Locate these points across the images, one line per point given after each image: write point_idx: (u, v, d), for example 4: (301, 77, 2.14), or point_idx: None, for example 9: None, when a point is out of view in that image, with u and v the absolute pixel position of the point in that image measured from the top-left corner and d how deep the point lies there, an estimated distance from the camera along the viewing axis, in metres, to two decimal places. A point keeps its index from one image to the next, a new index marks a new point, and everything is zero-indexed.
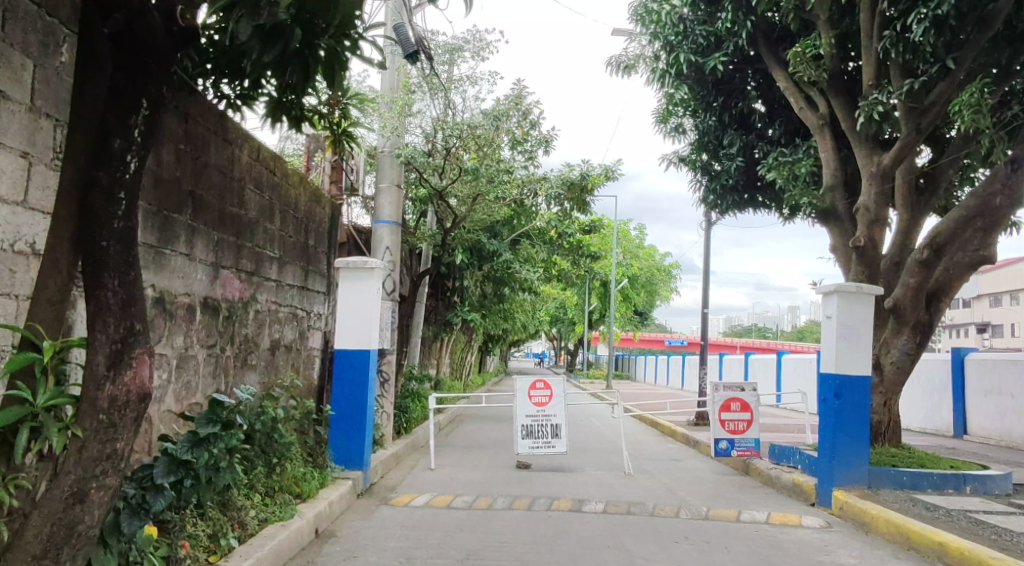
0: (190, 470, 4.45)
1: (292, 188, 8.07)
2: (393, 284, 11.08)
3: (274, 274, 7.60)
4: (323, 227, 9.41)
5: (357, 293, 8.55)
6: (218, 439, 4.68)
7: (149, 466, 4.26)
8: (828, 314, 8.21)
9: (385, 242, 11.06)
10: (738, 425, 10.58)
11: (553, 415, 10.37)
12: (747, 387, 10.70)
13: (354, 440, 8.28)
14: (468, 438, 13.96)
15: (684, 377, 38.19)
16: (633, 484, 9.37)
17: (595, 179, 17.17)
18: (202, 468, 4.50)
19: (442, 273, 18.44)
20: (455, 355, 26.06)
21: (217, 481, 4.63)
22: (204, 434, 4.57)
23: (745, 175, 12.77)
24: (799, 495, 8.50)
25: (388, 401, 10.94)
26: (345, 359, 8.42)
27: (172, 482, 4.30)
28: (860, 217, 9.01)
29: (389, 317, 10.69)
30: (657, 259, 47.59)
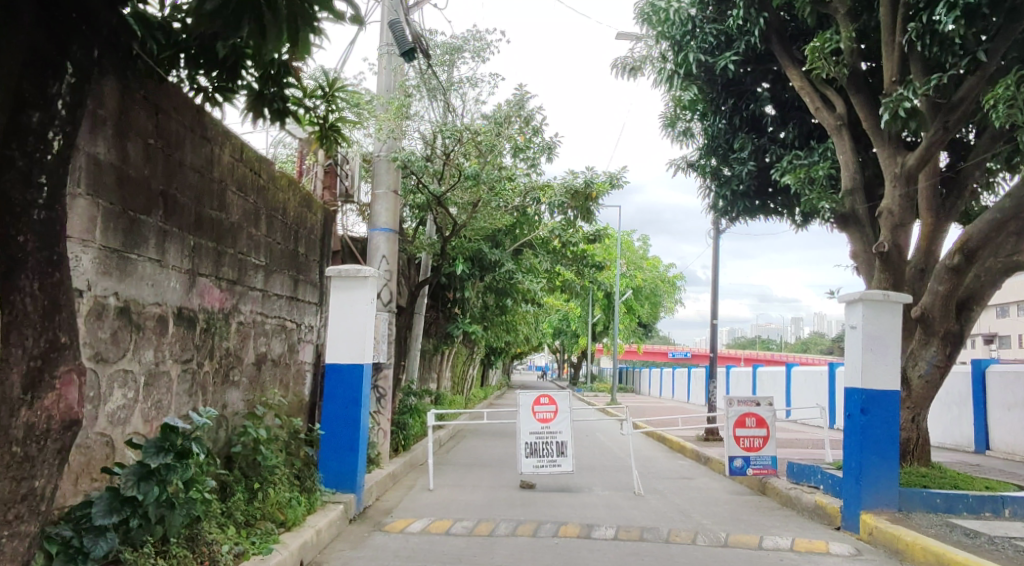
0: (137, 509, 4.01)
1: (279, 191, 7.60)
2: (390, 295, 10.61)
3: (260, 283, 7.12)
4: (315, 234, 8.95)
5: (349, 303, 8.04)
6: (172, 471, 4.13)
7: (90, 504, 3.94)
8: (853, 325, 7.69)
9: (381, 251, 10.58)
10: (753, 442, 10.08)
11: (558, 433, 9.81)
12: (763, 402, 10.16)
13: (346, 461, 7.75)
14: (470, 455, 13.44)
15: (689, 390, 37.59)
16: (644, 505, 8.83)
17: (600, 187, 16.74)
18: (152, 506, 4.01)
19: (443, 284, 17.99)
20: (457, 369, 25.57)
21: (173, 518, 4.15)
22: (153, 467, 4.05)
23: (756, 180, 12.33)
24: (823, 518, 7.94)
25: (385, 417, 10.43)
26: (337, 374, 7.90)
27: (116, 523, 3.92)
28: (883, 221, 8.51)
29: (386, 329, 10.20)
30: (661, 271, 47.12)
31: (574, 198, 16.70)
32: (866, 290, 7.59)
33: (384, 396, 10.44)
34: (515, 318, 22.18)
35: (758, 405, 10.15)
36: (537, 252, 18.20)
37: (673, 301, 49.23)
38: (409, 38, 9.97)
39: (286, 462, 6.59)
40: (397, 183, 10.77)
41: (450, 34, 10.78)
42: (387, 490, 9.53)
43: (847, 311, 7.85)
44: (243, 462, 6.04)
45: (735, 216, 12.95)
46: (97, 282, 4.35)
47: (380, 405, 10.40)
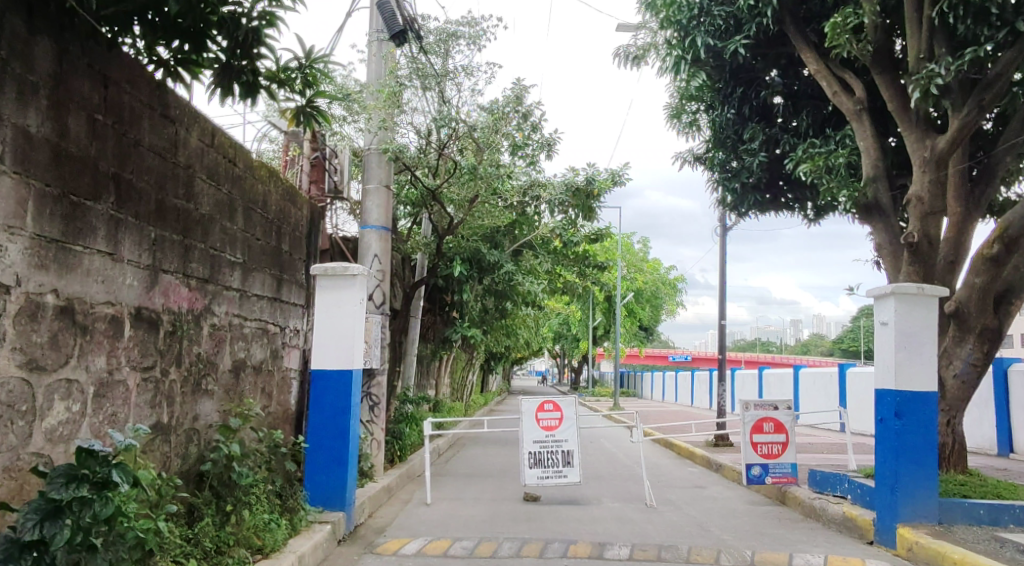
0: (42, 557, 3.31)
1: (258, 183, 7.00)
2: (383, 296, 10.00)
3: (236, 283, 6.51)
4: (300, 231, 8.35)
5: (336, 305, 7.41)
6: (85, 508, 3.40)
7: None
8: (883, 321, 7.06)
9: (373, 250, 9.96)
10: (772, 449, 9.41)
11: (564, 441, 9.17)
12: (781, 406, 9.54)
13: (334, 476, 7.12)
14: (470, 464, 12.82)
15: (693, 394, 37.00)
16: (657, 519, 8.20)
17: (602, 184, 16.17)
18: (60, 552, 3.30)
19: (441, 287, 17.42)
20: (456, 376, 25.00)
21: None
22: (58, 503, 3.34)
23: (767, 172, 11.75)
24: (855, 532, 7.31)
25: (379, 426, 9.80)
26: (323, 382, 7.29)
27: None
28: (911, 209, 7.90)
29: (378, 332, 9.60)
30: (662, 273, 46.60)
31: (575, 195, 16.12)
32: (898, 284, 6.97)
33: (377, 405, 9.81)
34: (515, 321, 21.59)
35: (775, 409, 9.51)
36: (538, 252, 17.61)
37: (674, 303, 48.71)
38: (401, 23, 9.38)
39: (267, 479, 5.96)
40: (388, 178, 10.17)
41: (444, 20, 10.19)
42: (381, 505, 8.90)
43: (877, 306, 7.23)
44: (216, 481, 5.41)
45: (745, 210, 12.38)
46: (29, 277, 3.74)
47: (373, 413, 9.77)
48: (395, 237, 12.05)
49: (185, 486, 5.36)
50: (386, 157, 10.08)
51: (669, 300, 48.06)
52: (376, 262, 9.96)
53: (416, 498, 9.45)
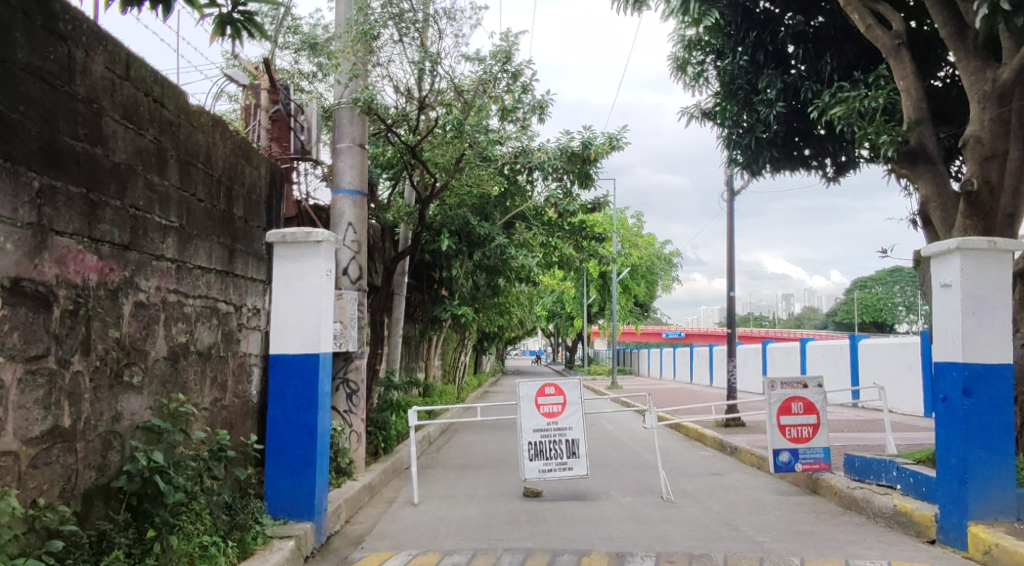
0: None
1: (198, 131, 5.82)
2: (360, 269, 8.88)
3: (172, 252, 5.36)
4: (257, 194, 7.18)
5: (298, 277, 6.25)
6: None
7: None
8: (946, 283, 5.97)
9: (347, 218, 8.81)
10: (801, 432, 8.33)
11: (568, 430, 8.10)
12: (811, 383, 8.50)
13: (299, 481, 6.04)
14: (463, 453, 11.78)
15: (692, 371, 36.21)
16: (678, 517, 7.18)
17: (599, 148, 15.01)
18: None
19: (429, 263, 16.30)
20: (447, 357, 23.95)
21: None
22: None
23: (785, 126, 10.66)
24: (911, 528, 6.30)
25: (359, 416, 8.72)
26: (285, 369, 6.18)
27: None
28: (969, 152, 6.80)
29: (354, 311, 8.47)
30: (656, 247, 45.59)
31: (570, 160, 14.94)
32: (963, 238, 5.86)
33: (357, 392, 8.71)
34: (508, 299, 20.51)
35: (804, 387, 8.47)
36: (531, 224, 16.49)
37: (670, 278, 47.88)
38: None
39: (211, 490, 4.86)
40: (363, 136, 9.01)
41: None
42: (362, 507, 7.83)
43: (935, 265, 6.13)
44: (138, 499, 4.31)
45: (758, 170, 11.27)
46: None
47: (350, 402, 8.67)
48: (375, 206, 10.89)
49: (100, 506, 4.25)
50: (359, 113, 8.92)
51: (664, 275, 47.14)
52: (351, 232, 8.82)
53: (403, 497, 8.38)
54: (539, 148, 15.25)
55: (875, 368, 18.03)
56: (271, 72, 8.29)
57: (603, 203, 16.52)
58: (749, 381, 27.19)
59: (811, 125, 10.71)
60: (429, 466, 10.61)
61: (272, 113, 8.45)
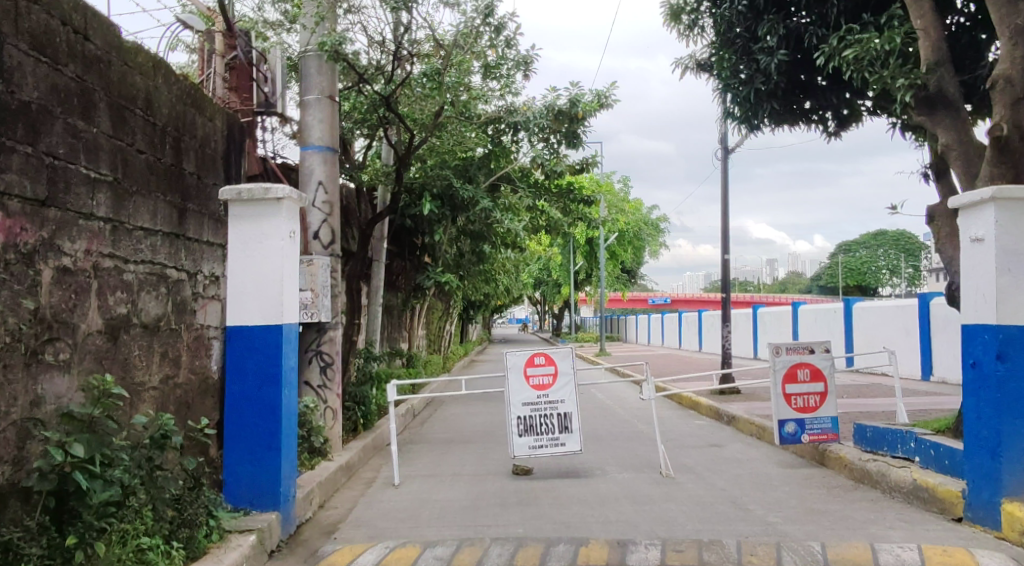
0: None
1: (134, 72, 5.07)
2: (332, 233, 8.14)
3: (105, 210, 4.65)
4: (212, 148, 6.43)
5: (256, 240, 5.56)
6: None
7: None
8: (977, 237, 5.34)
9: (317, 177, 8.07)
10: (808, 401, 7.81)
11: (559, 402, 7.52)
12: (818, 348, 7.96)
13: (261, 466, 5.46)
14: (449, 427, 11.23)
15: (681, 337, 35.89)
16: (680, 496, 6.66)
17: (587, 106, 14.28)
18: None
19: (410, 229, 15.60)
20: (431, 327, 23.35)
21: None
22: None
23: (787, 76, 9.97)
24: (934, 505, 5.80)
25: (335, 392, 8.10)
26: (244, 342, 5.54)
27: None
28: (996, 94, 6.11)
29: (326, 278, 7.79)
30: (643, 213, 44.99)
31: (557, 118, 14.17)
32: (998, 187, 5.21)
33: (333, 365, 8.07)
34: (494, 265, 19.87)
35: (811, 353, 7.93)
36: (516, 187, 15.76)
37: (658, 244, 47.40)
38: None
39: (152, 483, 4.25)
40: (332, 87, 8.24)
41: None
42: (339, 489, 7.26)
43: (964, 218, 5.50)
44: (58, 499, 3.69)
45: (757, 124, 10.60)
46: None
47: (324, 376, 8.03)
48: (349, 166, 10.15)
49: (16, 507, 3.64)
50: (328, 62, 8.16)
51: (652, 240, 46.63)
52: (322, 192, 8.09)
53: (384, 478, 7.82)
54: (524, 106, 14.50)
55: (870, 331, 17.63)
56: (227, 15, 7.48)
57: (592, 164, 15.76)
58: (739, 346, 26.87)
59: (815, 74, 10.03)
60: (412, 442, 10.05)
61: (228, 60, 7.73)
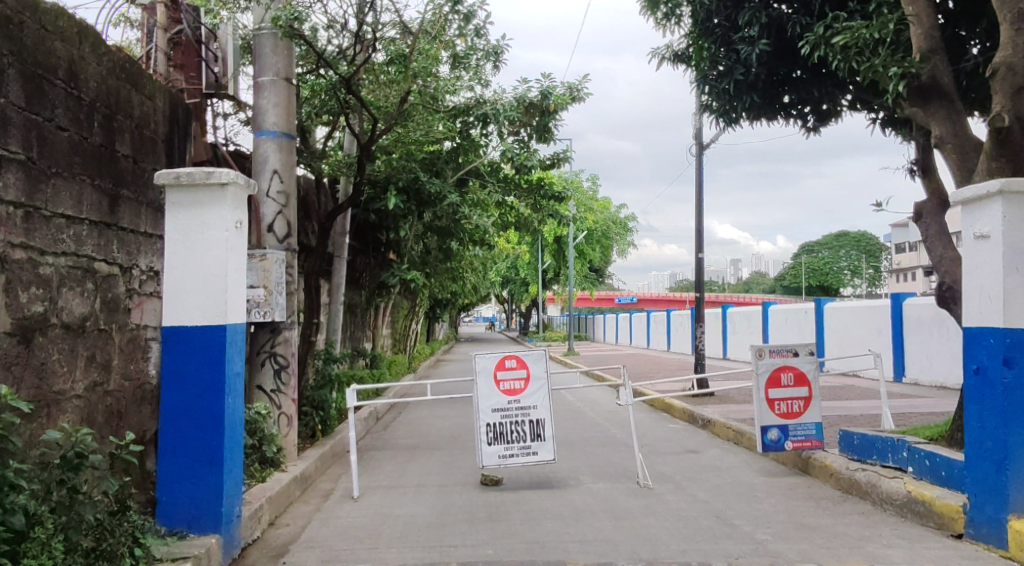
0: None
1: (54, 37, 4.47)
2: (288, 226, 7.52)
3: (13, 193, 4.07)
4: (152, 129, 5.81)
5: (195, 230, 4.96)
6: None
7: None
8: (982, 234, 5.00)
9: (271, 165, 7.46)
10: (792, 406, 7.44)
11: (532, 408, 7.04)
12: (802, 351, 7.60)
13: (199, 484, 4.88)
14: (413, 432, 10.69)
15: (649, 336, 35.74)
16: (661, 509, 6.24)
17: (559, 99, 13.89)
18: None
19: (375, 224, 15.01)
20: (396, 326, 22.72)
21: None
22: None
23: (768, 68, 9.64)
24: (931, 519, 5.45)
25: (291, 397, 7.49)
26: (180, 345, 4.93)
27: None
28: (997, 83, 5.79)
29: (281, 274, 7.19)
30: (611, 212, 44.88)
31: (528, 110, 13.84)
32: (1007, 180, 4.88)
33: (289, 368, 7.46)
34: (461, 263, 19.36)
35: (795, 356, 7.57)
36: (485, 182, 15.28)
37: (626, 243, 47.31)
38: None
39: (63, 511, 3.66)
40: (289, 68, 7.61)
41: None
42: (293, 503, 6.68)
43: (968, 214, 5.14)
44: None
45: (736, 118, 10.25)
46: None
47: (279, 381, 7.42)
48: (308, 155, 9.55)
49: None
50: (284, 41, 7.55)
51: (619, 240, 46.56)
52: (277, 182, 7.48)
53: (343, 489, 7.25)
54: (494, 98, 14.05)
55: (841, 332, 17.52)
56: None
57: (563, 160, 15.32)
58: (707, 347, 26.77)
59: (796, 67, 9.71)
60: (375, 449, 9.49)
61: (172, 35, 6.97)
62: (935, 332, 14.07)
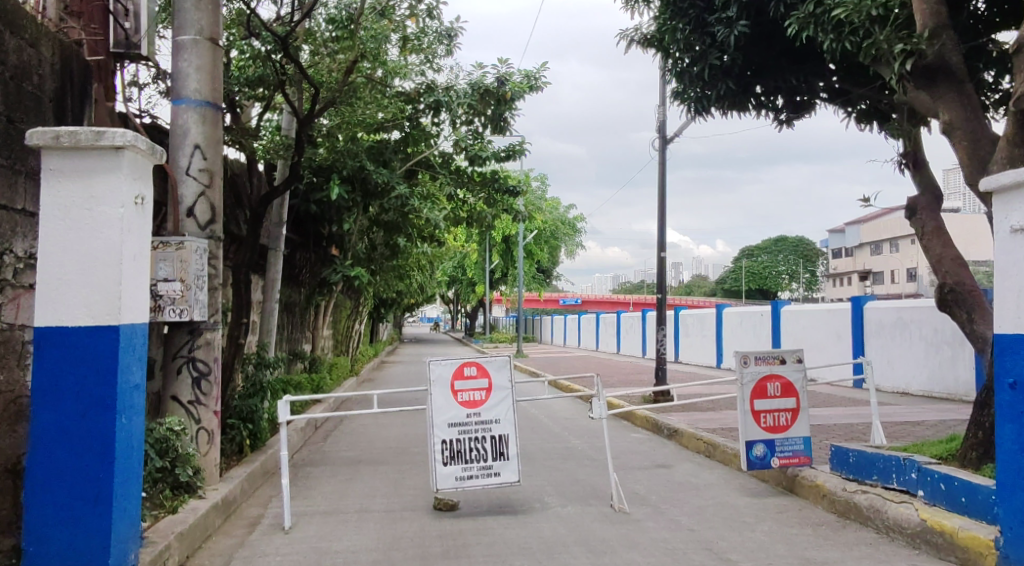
0: None
1: None
2: (211, 210, 6.44)
3: None
4: (37, 81, 4.72)
5: (82, 204, 3.91)
6: None
7: None
8: (1021, 226, 4.32)
9: (192, 139, 6.35)
10: (778, 419, 6.75)
11: (494, 423, 6.16)
12: (789, 357, 6.92)
13: (79, 529, 3.84)
14: (355, 444, 9.66)
15: (598, 338, 35.27)
16: (643, 540, 5.44)
17: (516, 86, 13.23)
18: None
19: (316, 217, 13.86)
20: (338, 326, 21.54)
21: None
22: None
23: (746, 53, 9.01)
24: (953, 552, 4.78)
25: (213, 410, 6.41)
26: (57, 354, 3.87)
27: None
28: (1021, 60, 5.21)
29: (201, 265, 6.13)
30: (559, 212, 44.35)
31: (483, 97, 13.28)
32: None
33: (210, 377, 6.38)
34: (408, 260, 18.34)
35: (782, 364, 6.86)
36: (436, 173, 14.43)
37: (575, 244, 46.94)
38: None
39: None
40: (215, 27, 6.52)
41: None
42: (212, 536, 5.64)
43: (1003, 203, 4.49)
44: None
45: (710, 106, 9.58)
46: None
47: (199, 390, 6.34)
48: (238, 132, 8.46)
49: None
50: None
51: (567, 240, 46.08)
52: (200, 159, 6.38)
53: (273, 517, 6.22)
54: (447, 85, 13.41)
55: (798, 335, 17.19)
56: None
57: (519, 153, 14.46)
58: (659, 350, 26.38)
59: (773, 52, 9.10)
60: (311, 465, 8.44)
61: None
62: (896, 336, 13.75)
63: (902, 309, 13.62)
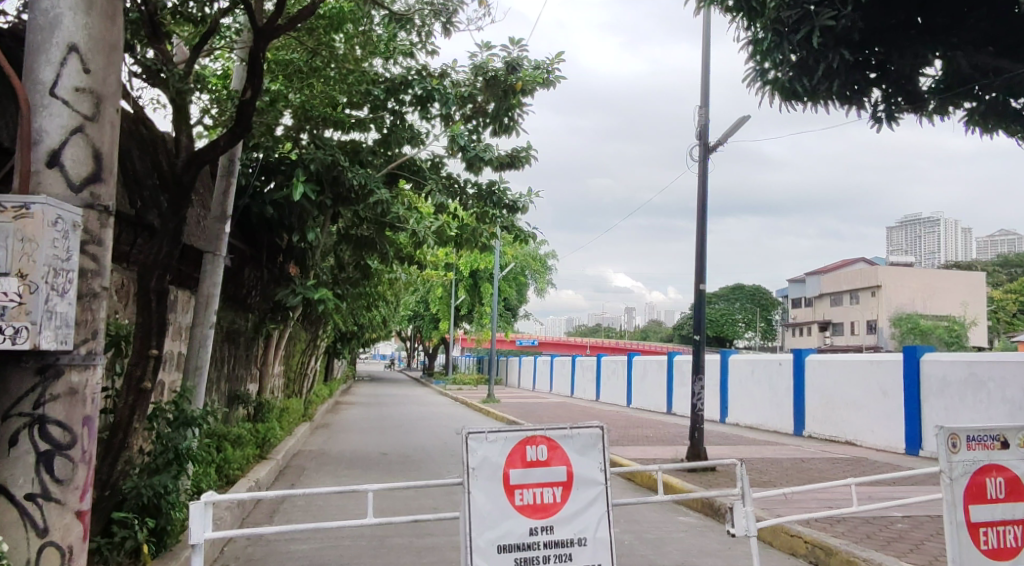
0: None
1: None
2: (89, 157, 3.74)
3: None
4: None
5: None
6: None
7: None
8: None
9: (64, 35, 3.69)
10: (1002, 535, 4.24)
11: (574, 545, 3.64)
12: (1013, 435, 4.40)
13: None
14: (312, 534, 6.84)
15: (573, 383, 32.76)
16: None
17: (528, 76, 10.64)
18: None
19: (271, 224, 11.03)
20: (291, 364, 18.57)
21: None
22: None
23: (863, 17, 6.73)
24: None
25: (75, 509, 3.61)
26: None
27: None
28: None
29: (57, 253, 3.43)
30: (531, 248, 42.04)
31: (487, 87, 10.89)
32: None
33: (71, 452, 3.58)
34: (378, 287, 15.63)
35: (1003, 448, 4.36)
36: (422, 180, 11.87)
37: (546, 281, 44.78)
38: None
39: None
40: None
41: None
42: None
43: None
44: None
45: (809, 89, 7.27)
46: None
47: (49, 477, 3.54)
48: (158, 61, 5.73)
49: None
50: None
51: (538, 277, 43.91)
52: (76, 72, 3.70)
53: None
54: (443, 70, 11.21)
55: (830, 389, 14.93)
56: None
57: (522, 160, 11.99)
58: (649, 399, 23.96)
59: (895, 21, 6.91)
60: None
61: None
62: (967, 396, 11.51)
63: (975, 363, 11.44)
